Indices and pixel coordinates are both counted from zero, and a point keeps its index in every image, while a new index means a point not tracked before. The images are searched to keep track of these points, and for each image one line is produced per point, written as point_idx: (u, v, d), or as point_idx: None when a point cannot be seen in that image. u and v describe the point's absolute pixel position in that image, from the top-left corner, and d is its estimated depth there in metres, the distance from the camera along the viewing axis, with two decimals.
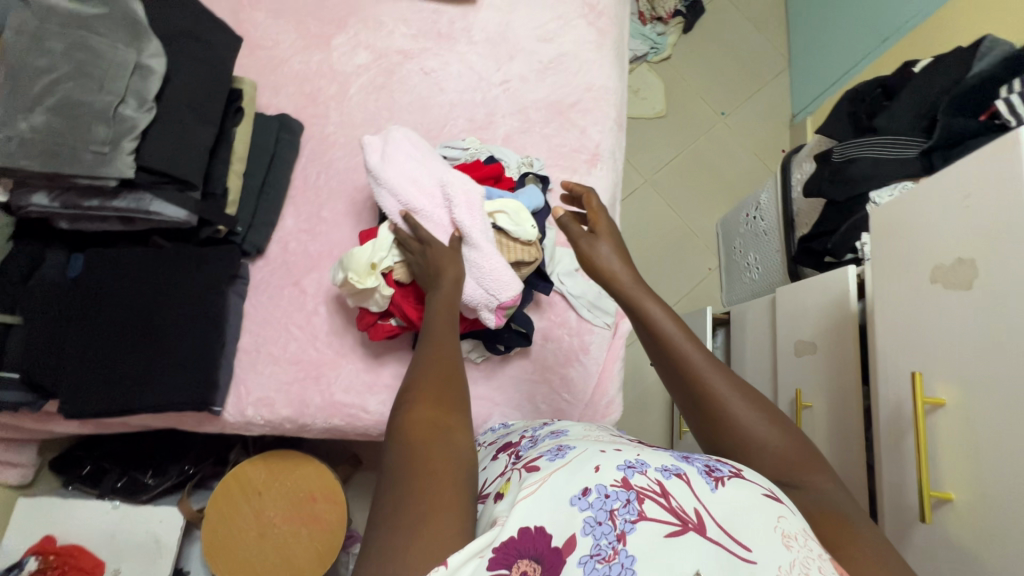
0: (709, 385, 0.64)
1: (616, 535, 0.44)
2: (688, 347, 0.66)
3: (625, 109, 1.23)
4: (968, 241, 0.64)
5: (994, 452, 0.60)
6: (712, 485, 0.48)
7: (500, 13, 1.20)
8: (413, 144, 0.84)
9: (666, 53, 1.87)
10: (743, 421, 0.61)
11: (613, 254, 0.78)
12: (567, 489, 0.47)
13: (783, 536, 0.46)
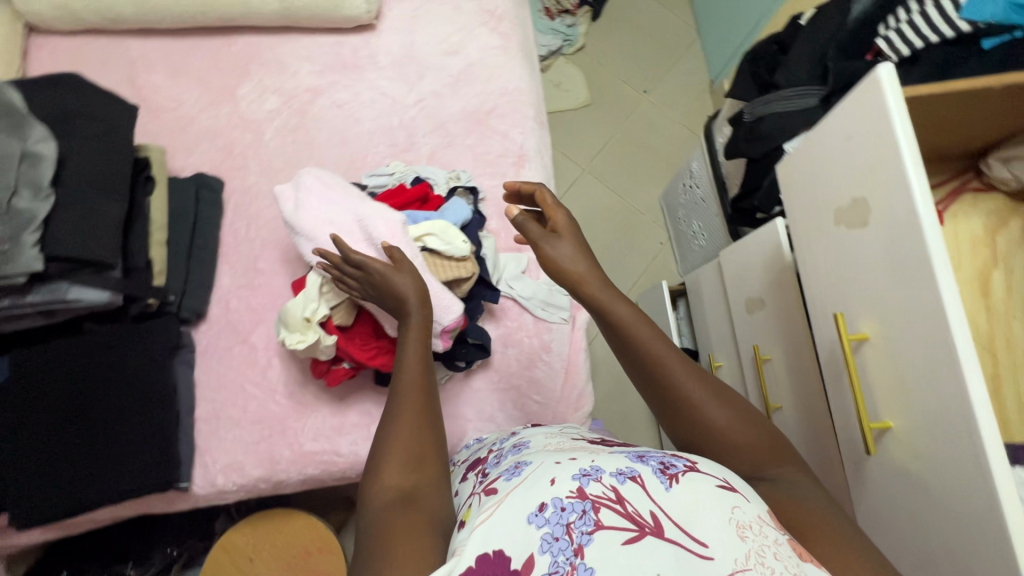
0: (682, 388, 0.65)
1: (574, 547, 0.46)
2: (661, 352, 0.67)
3: (543, 106, 1.24)
4: (857, 180, 0.64)
5: (918, 380, 0.60)
6: (667, 484, 0.51)
7: (402, 36, 1.21)
8: (325, 182, 0.83)
9: (579, 43, 1.91)
10: (719, 424, 0.63)
11: (573, 254, 0.75)
12: (525, 507, 0.50)
13: (737, 528, 0.48)
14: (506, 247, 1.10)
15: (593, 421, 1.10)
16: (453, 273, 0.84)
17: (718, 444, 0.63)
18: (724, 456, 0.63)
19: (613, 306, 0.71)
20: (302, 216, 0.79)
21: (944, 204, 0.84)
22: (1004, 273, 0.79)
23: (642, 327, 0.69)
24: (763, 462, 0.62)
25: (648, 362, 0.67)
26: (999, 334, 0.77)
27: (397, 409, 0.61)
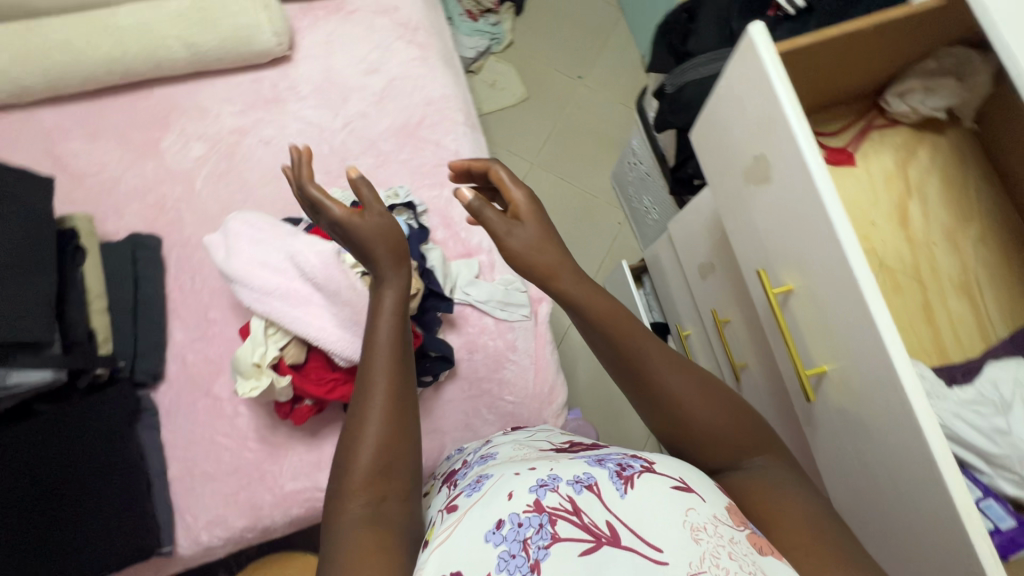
0: (666, 385, 0.66)
1: (531, 563, 0.50)
2: (643, 347, 0.67)
3: (473, 110, 1.25)
4: (753, 138, 0.65)
5: (841, 326, 0.60)
6: (621, 491, 0.56)
7: (320, 63, 1.21)
8: (254, 224, 0.83)
9: (507, 40, 1.91)
10: (700, 417, 0.65)
11: (535, 236, 0.70)
12: (484, 526, 0.55)
13: (691, 531, 0.52)
14: (455, 255, 1.11)
15: (572, 410, 1.11)
16: None
17: (701, 437, 0.65)
18: (703, 448, 0.65)
19: (588, 297, 0.69)
20: (237, 264, 0.80)
21: (857, 144, 0.84)
22: (919, 204, 0.81)
23: (621, 323, 0.68)
24: (741, 450, 0.64)
25: (631, 356, 0.67)
26: (923, 265, 0.79)
27: (367, 418, 0.59)
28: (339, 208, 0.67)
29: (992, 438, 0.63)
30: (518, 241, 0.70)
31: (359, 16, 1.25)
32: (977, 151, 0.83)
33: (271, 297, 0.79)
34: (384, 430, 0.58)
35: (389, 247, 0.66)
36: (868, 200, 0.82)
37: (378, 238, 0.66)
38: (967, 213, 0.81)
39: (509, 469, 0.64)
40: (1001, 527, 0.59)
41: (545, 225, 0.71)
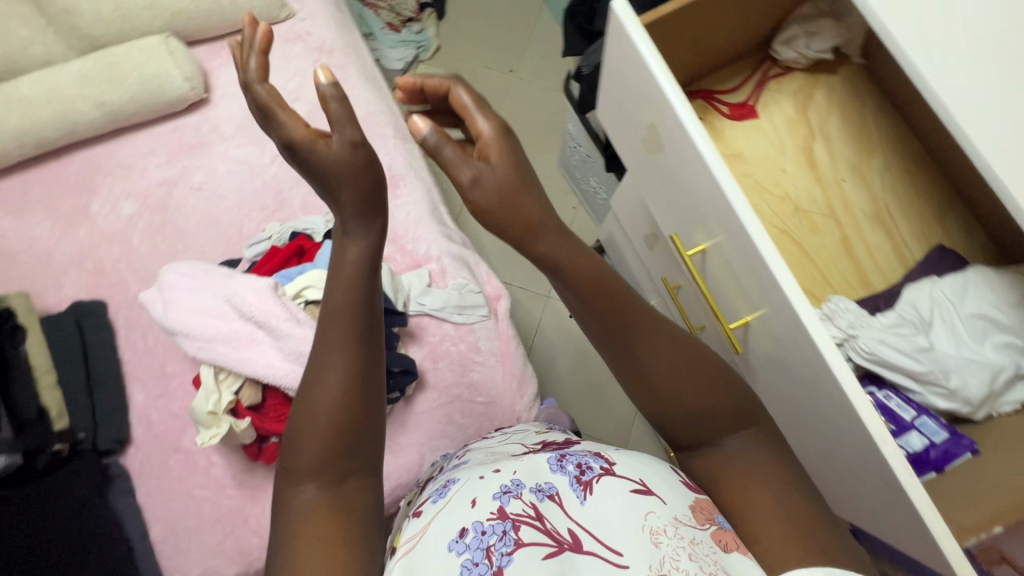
0: (654, 360, 0.64)
1: (494, 570, 0.52)
2: (628, 321, 0.64)
3: (401, 121, 1.25)
4: (642, 109, 0.66)
5: (748, 282, 0.62)
6: (581, 497, 0.58)
7: (240, 100, 1.20)
8: (187, 274, 0.83)
9: (434, 45, 1.91)
10: (684, 398, 0.63)
11: (506, 178, 0.58)
12: (448, 534, 0.57)
13: (651, 535, 0.54)
14: (405, 268, 1.11)
15: (547, 400, 1.11)
16: None
17: (683, 416, 0.64)
18: (682, 426, 0.64)
19: (569, 256, 0.62)
20: (175, 316, 0.79)
21: (756, 96, 0.85)
22: (824, 143, 0.84)
23: (601, 291, 0.63)
24: (722, 428, 0.63)
25: (615, 327, 0.64)
26: (836, 202, 0.81)
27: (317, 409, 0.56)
28: (303, 131, 0.59)
29: (915, 356, 0.68)
30: (484, 184, 0.58)
31: (272, 48, 1.24)
32: (870, 86, 0.86)
33: (214, 342, 0.78)
34: (336, 411, 0.56)
35: (353, 189, 0.59)
36: (776, 150, 0.83)
37: (340, 178, 0.59)
38: (868, 145, 0.84)
39: (474, 471, 0.66)
40: (938, 442, 0.65)
41: (519, 169, 0.59)
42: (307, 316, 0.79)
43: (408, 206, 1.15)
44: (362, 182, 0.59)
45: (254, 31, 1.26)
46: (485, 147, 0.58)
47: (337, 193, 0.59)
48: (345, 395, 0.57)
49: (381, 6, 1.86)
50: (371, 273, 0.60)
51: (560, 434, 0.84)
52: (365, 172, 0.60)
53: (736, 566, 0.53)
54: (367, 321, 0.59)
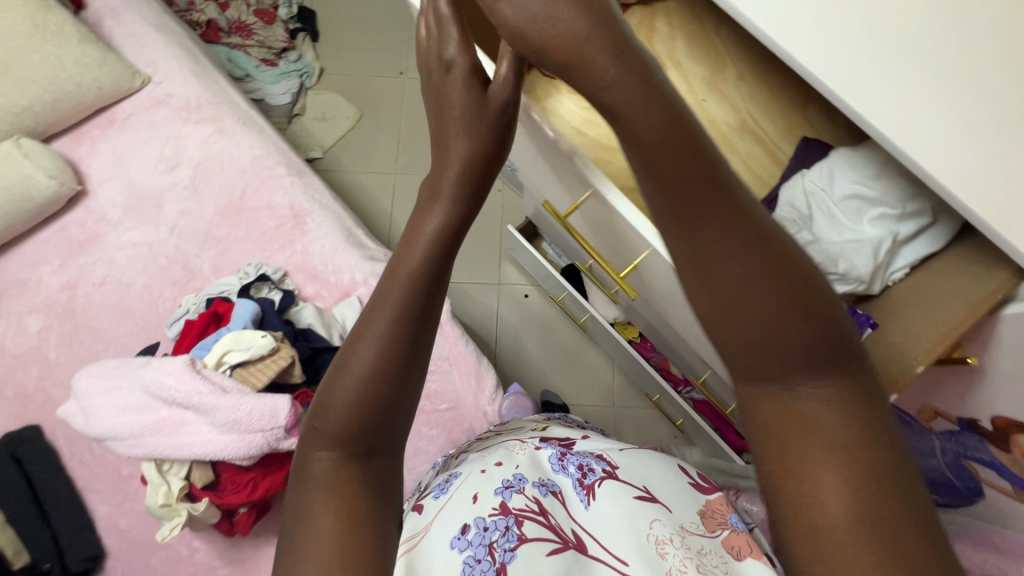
0: (725, 246, 0.42)
1: (497, 566, 0.53)
2: (687, 167, 0.43)
3: (292, 157, 1.22)
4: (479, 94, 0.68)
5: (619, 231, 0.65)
6: (585, 502, 0.61)
7: (120, 183, 1.16)
8: (101, 376, 0.80)
9: (316, 69, 1.81)
10: (760, 310, 0.41)
11: (580, 20, 0.43)
12: (450, 531, 0.58)
13: (657, 547, 0.54)
14: (334, 301, 1.09)
15: (512, 386, 1.11)
16: (271, 373, 0.82)
17: (755, 334, 0.42)
18: (738, 350, 0.43)
19: (636, 101, 0.43)
20: (98, 421, 0.77)
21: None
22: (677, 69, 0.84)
23: (670, 146, 0.43)
24: (806, 370, 0.42)
25: (678, 195, 0.44)
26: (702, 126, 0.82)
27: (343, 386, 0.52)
28: (457, 47, 0.61)
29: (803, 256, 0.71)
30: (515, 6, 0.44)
31: (136, 120, 1.19)
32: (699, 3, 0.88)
33: (143, 436, 0.75)
34: (366, 381, 0.52)
35: (465, 153, 0.58)
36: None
37: (454, 130, 0.59)
38: (720, 58, 0.85)
39: (475, 465, 0.69)
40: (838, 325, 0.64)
41: (600, 22, 0.43)
42: (235, 382, 0.78)
43: (321, 239, 1.12)
44: (480, 133, 0.59)
45: (114, 108, 1.20)
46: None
47: (451, 136, 0.59)
48: (377, 362, 0.52)
49: (249, 44, 1.77)
50: (448, 251, 0.56)
51: (564, 429, 0.81)
52: (484, 133, 0.59)
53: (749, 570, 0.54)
54: (425, 300, 0.54)
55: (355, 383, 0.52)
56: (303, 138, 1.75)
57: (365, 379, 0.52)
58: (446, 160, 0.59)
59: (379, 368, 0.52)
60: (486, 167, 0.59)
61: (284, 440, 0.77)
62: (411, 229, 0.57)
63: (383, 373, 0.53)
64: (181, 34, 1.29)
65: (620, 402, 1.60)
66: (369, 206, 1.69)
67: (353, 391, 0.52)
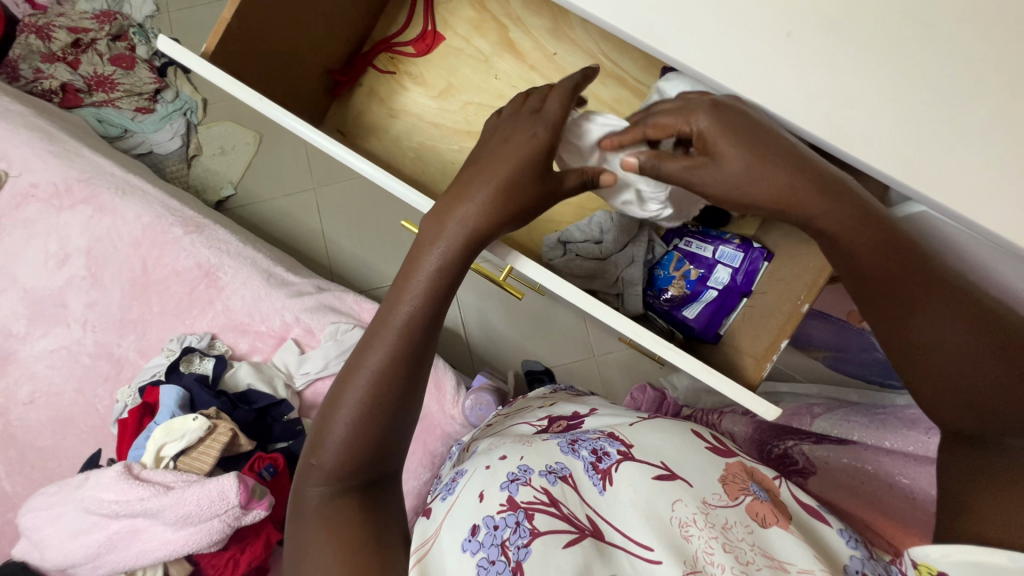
0: (931, 307, 0.43)
1: (513, 567, 0.42)
2: (884, 254, 0.44)
3: (184, 212, 1.13)
4: None
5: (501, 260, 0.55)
6: (600, 487, 0.49)
7: (15, 291, 1.09)
8: (44, 506, 0.78)
9: (198, 101, 1.64)
10: (959, 362, 0.42)
11: (785, 176, 0.43)
12: (458, 534, 0.46)
13: (680, 528, 0.44)
14: (273, 348, 1.05)
15: (476, 378, 1.09)
16: (216, 451, 0.79)
17: (949, 388, 0.42)
18: (936, 390, 0.43)
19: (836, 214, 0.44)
20: (54, 552, 0.76)
21: (432, 17, 0.72)
22: (514, 22, 0.71)
23: (874, 235, 0.44)
24: (1013, 428, 0.40)
25: (871, 269, 0.44)
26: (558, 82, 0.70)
27: (339, 414, 0.46)
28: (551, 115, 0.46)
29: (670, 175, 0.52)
30: (711, 174, 0.43)
31: (11, 223, 1.11)
32: None
33: (102, 555, 0.74)
34: (359, 420, 0.45)
35: (502, 195, 0.45)
36: (480, 66, 0.72)
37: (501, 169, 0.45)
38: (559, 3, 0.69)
39: (480, 459, 0.56)
40: (738, 265, 0.56)
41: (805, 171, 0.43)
42: (178, 475, 0.76)
43: (240, 292, 1.07)
44: (518, 186, 0.45)
45: None
46: (775, 143, 0.43)
47: (479, 169, 0.46)
48: (374, 392, 0.45)
49: (116, 96, 1.58)
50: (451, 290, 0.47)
51: (570, 405, 0.67)
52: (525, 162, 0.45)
53: (777, 542, 0.44)
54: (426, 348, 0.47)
55: (347, 421, 0.45)
56: (208, 178, 1.62)
57: (360, 419, 0.45)
58: (465, 192, 0.46)
59: (380, 408, 0.45)
60: (515, 216, 0.45)
61: (244, 515, 0.76)
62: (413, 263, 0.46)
63: (388, 421, 0.46)
64: (28, 113, 1.16)
65: (599, 350, 1.58)
66: (297, 229, 1.60)
67: (350, 425, 0.45)
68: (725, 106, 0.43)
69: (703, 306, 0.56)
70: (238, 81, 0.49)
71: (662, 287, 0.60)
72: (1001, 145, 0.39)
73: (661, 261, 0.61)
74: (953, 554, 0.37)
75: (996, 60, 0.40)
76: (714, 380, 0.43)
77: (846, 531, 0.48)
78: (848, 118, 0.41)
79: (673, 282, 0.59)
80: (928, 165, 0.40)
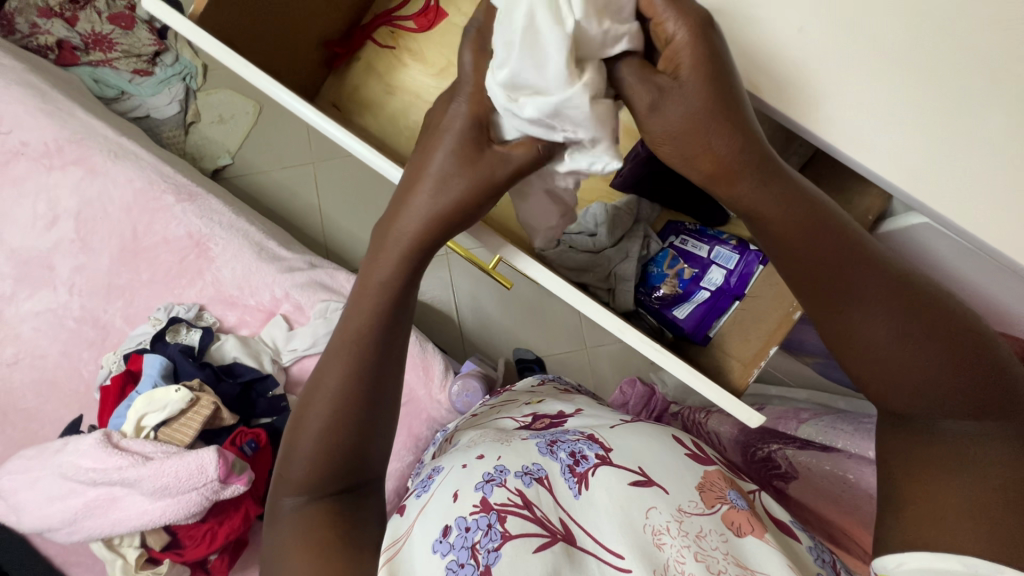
0: (868, 293, 0.42)
1: (481, 571, 0.42)
2: (822, 238, 0.42)
3: (176, 179, 1.11)
4: None
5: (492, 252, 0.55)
6: (575, 490, 0.49)
7: (3, 251, 1.08)
8: (21, 469, 0.78)
9: (197, 66, 1.60)
10: (899, 355, 0.41)
11: (737, 145, 0.39)
12: (430, 534, 0.46)
13: (653, 536, 0.44)
14: (261, 324, 1.04)
15: (464, 364, 1.08)
16: (197, 424, 0.79)
17: (884, 367, 0.42)
18: (878, 384, 0.43)
19: (778, 205, 0.41)
20: (31, 515, 0.75)
21: None
22: None
23: (814, 222, 0.42)
24: (946, 410, 0.42)
25: (812, 253, 0.42)
26: None
27: (304, 437, 0.47)
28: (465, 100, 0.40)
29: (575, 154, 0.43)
30: (669, 111, 0.38)
31: None
32: None
33: (79, 521, 0.74)
34: (324, 438, 0.46)
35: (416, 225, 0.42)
36: None
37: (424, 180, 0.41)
38: None
39: (458, 457, 0.56)
40: (733, 267, 0.55)
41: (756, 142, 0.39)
42: (157, 446, 0.76)
43: (231, 265, 1.05)
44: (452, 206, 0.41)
45: None
46: (737, 98, 0.38)
47: (404, 190, 0.42)
48: (336, 408, 0.46)
49: (114, 57, 1.54)
50: (398, 305, 0.45)
51: (557, 403, 0.65)
52: (459, 181, 0.40)
53: (751, 549, 0.44)
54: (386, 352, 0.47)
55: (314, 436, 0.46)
56: (205, 146, 1.60)
57: (330, 427, 0.46)
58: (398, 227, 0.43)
59: (347, 420, 0.46)
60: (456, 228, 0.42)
61: (223, 489, 0.75)
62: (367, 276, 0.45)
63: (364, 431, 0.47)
64: (20, 69, 1.12)
65: (591, 342, 1.57)
66: (293, 203, 1.58)
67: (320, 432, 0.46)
68: (714, 28, 0.37)
69: (693, 308, 0.56)
70: (228, 48, 0.50)
71: (654, 285, 0.60)
72: (938, 123, 0.43)
73: (656, 258, 0.61)
74: (905, 562, 0.40)
75: (923, 42, 0.43)
76: (694, 382, 0.45)
77: (815, 549, 0.47)
78: (803, 98, 0.45)
79: (666, 280, 0.59)
80: (876, 143, 0.44)
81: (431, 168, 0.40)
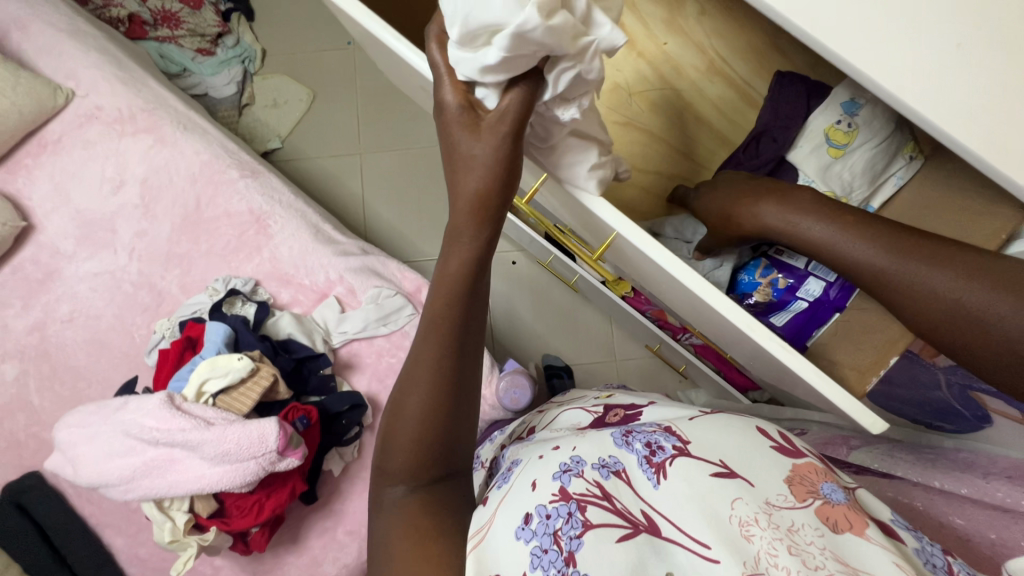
0: (927, 272, 0.50)
1: (565, 557, 0.42)
2: (870, 240, 0.54)
3: (240, 156, 1.13)
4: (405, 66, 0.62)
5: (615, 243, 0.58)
6: (654, 481, 0.48)
7: (67, 212, 1.09)
8: (81, 424, 0.79)
9: (258, 51, 1.64)
10: (978, 315, 0.48)
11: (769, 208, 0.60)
12: (511, 521, 0.46)
13: (740, 529, 0.43)
14: (314, 304, 1.04)
15: (507, 362, 1.08)
16: (256, 394, 0.80)
17: (965, 327, 0.48)
18: (973, 348, 0.49)
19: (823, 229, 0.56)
20: (88, 470, 0.76)
21: None
22: (633, 14, 0.84)
23: (858, 232, 0.55)
24: None
25: (864, 252, 0.54)
26: (665, 69, 0.85)
27: (400, 424, 0.48)
28: (449, 91, 0.46)
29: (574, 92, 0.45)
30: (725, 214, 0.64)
31: (69, 142, 1.11)
32: None
33: (136, 479, 0.75)
34: (428, 416, 0.47)
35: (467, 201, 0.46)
36: None
37: (456, 156, 0.46)
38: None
39: (535, 449, 0.56)
40: (831, 281, 0.66)
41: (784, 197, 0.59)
42: (218, 412, 0.77)
43: (288, 243, 1.06)
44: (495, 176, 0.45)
45: (41, 130, 1.12)
46: (753, 188, 0.62)
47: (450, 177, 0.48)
48: (439, 379, 0.46)
49: (179, 34, 1.57)
50: (471, 283, 0.47)
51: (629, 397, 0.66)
52: (482, 147, 0.45)
53: (851, 546, 0.43)
54: (465, 330, 0.48)
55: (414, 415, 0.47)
56: (257, 129, 1.62)
57: (429, 403, 0.47)
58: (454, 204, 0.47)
59: (444, 402, 0.47)
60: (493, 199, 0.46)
61: (279, 461, 0.76)
62: (444, 268, 0.48)
63: (455, 400, 0.48)
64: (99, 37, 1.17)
65: (620, 354, 1.57)
66: (339, 191, 1.59)
67: (417, 415, 0.47)
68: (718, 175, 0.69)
69: (793, 317, 0.68)
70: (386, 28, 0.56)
71: (748, 292, 0.70)
72: None
73: (748, 266, 0.70)
74: None
75: None
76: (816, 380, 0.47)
77: (924, 552, 0.46)
78: (950, 112, 0.47)
79: (760, 288, 0.69)
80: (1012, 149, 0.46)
81: (460, 151, 0.46)
